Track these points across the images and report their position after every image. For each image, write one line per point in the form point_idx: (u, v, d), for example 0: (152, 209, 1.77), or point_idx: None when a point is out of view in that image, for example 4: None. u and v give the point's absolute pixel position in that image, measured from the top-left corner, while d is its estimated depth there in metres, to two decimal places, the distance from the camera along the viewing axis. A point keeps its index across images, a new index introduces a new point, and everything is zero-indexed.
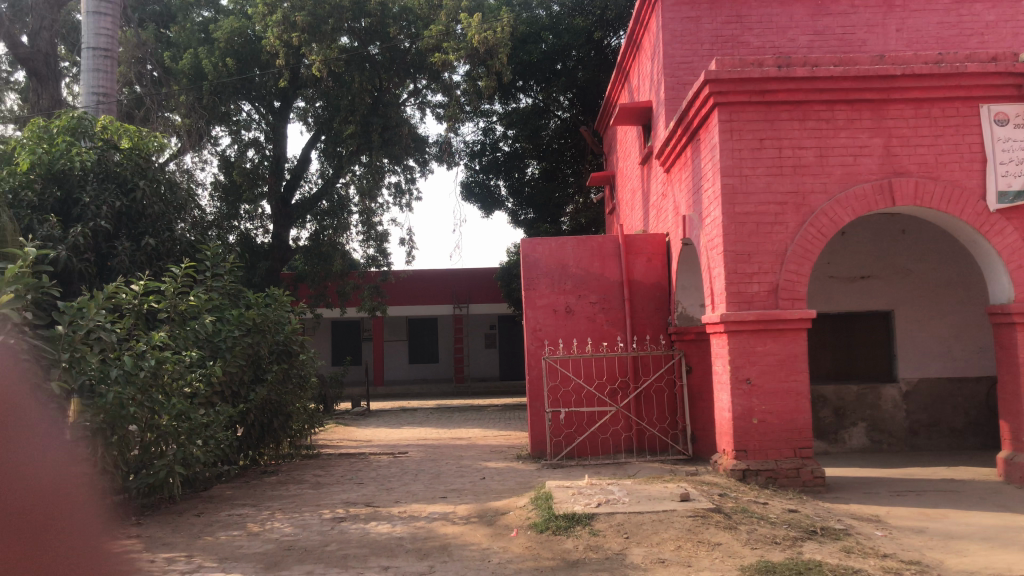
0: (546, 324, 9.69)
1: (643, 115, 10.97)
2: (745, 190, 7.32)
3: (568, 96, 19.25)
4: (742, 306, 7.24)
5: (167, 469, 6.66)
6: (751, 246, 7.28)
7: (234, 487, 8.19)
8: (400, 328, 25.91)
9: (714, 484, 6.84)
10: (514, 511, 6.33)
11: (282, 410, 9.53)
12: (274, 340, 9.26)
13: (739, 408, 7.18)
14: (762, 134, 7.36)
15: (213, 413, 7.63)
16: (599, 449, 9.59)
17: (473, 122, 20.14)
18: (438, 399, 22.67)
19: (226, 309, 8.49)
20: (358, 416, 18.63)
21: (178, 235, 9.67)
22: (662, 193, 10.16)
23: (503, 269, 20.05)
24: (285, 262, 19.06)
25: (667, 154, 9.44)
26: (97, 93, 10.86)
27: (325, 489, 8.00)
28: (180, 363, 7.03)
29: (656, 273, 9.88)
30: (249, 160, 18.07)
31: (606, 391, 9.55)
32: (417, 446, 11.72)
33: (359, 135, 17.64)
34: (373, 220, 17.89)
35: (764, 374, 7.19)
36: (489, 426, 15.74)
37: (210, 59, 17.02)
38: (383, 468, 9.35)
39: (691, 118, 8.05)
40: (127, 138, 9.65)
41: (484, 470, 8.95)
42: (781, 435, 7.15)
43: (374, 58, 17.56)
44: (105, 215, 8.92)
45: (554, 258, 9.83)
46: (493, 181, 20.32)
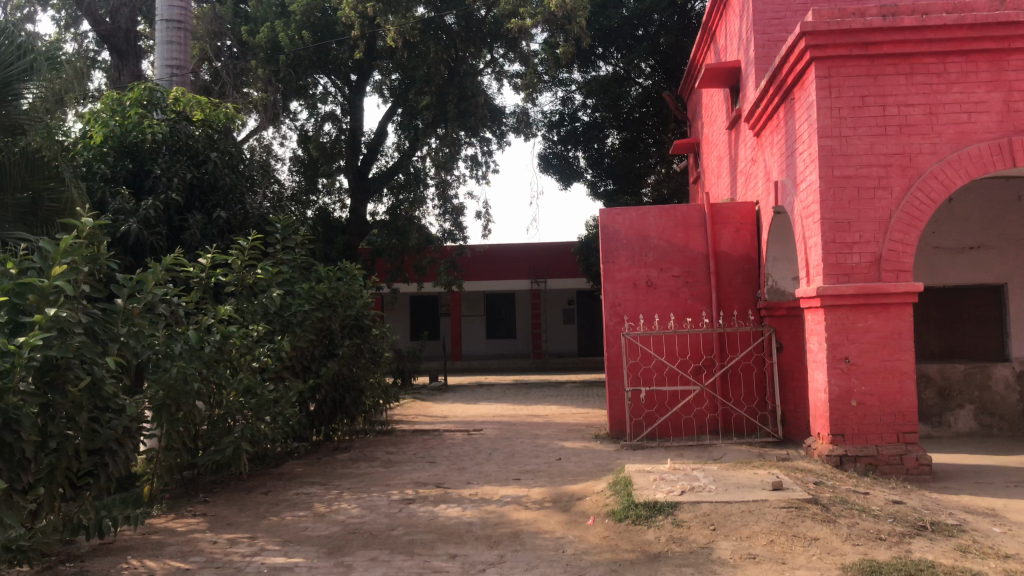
0: (625, 299, 9.25)
1: (730, 77, 10.34)
2: (845, 152, 6.70)
3: (650, 63, 18.57)
4: (840, 279, 6.66)
5: (234, 446, 6.59)
6: (851, 213, 6.68)
7: (305, 464, 8.05)
8: (478, 303, 25.71)
9: (809, 471, 6.29)
10: (591, 497, 5.95)
11: (355, 385, 9.36)
12: (347, 314, 9.06)
13: (836, 388, 6.62)
14: (864, 91, 6.72)
15: (282, 389, 7.51)
16: (682, 430, 9.11)
17: (551, 91, 19.71)
18: (516, 375, 22.42)
19: (297, 282, 8.32)
20: (435, 391, 18.51)
21: (251, 208, 9.54)
22: (751, 159, 9.54)
23: (581, 243, 19.56)
24: (363, 237, 19.02)
25: (757, 117, 8.83)
26: (171, 65, 10.83)
27: (396, 468, 7.76)
28: (247, 337, 6.92)
29: (745, 244, 9.27)
30: (327, 135, 18.04)
31: (690, 369, 9.08)
32: (493, 424, 11.45)
33: (434, 106, 17.34)
34: (449, 193, 17.61)
35: (864, 353, 6.61)
36: (567, 403, 15.36)
37: (286, 33, 17.05)
38: (456, 446, 9.09)
39: (784, 75, 7.45)
40: (198, 110, 9.57)
41: (560, 450, 8.59)
42: (883, 419, 6.56)
43: (450, 27, 17.31)
44: (177, 186, 8.83)
45: (635, 229, 9.34)
46: (572, 152, 19.75)
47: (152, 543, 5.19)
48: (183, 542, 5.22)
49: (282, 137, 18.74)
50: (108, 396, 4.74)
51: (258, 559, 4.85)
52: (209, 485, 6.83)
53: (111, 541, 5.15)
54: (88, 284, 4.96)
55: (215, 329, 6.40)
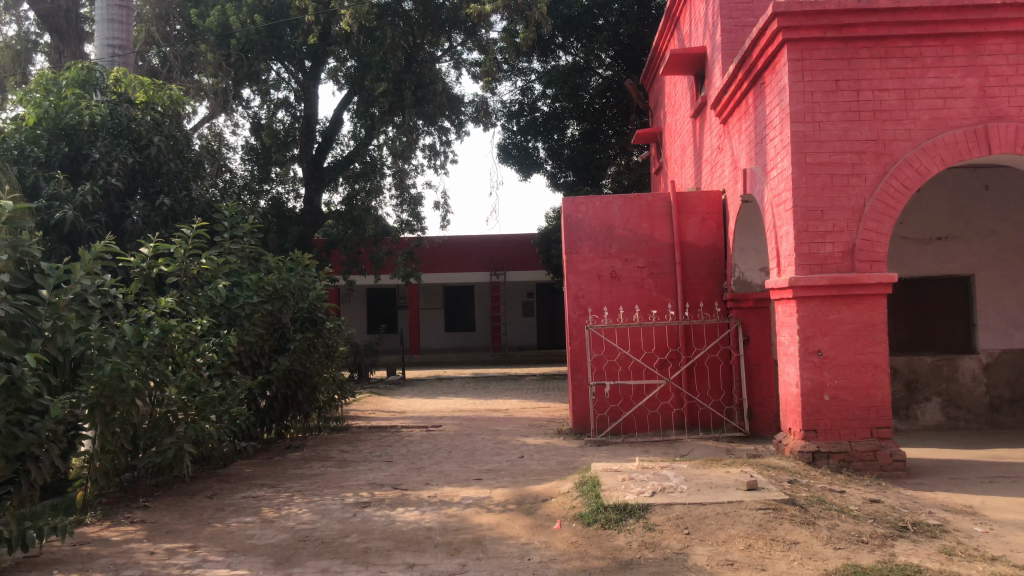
0: (589, 290, 8.97)
1: (695, 63, 10.12)
2: (818, 138, 6.48)
3: (610, 53, 18.43)
4: (813, 270, 6.44)
5: (176, 447, 6.17)
6: (824, 201, 6.46)
7: (254, 465, 7.64)
8: (436, 296, 25.30)
9: (782, 468, 6.06)
10: (557, 498, 5.65)
11: (307, 381, 8.95)
12: (298, 307, 8.64)
13: (808, 382, 6.41)
14: (837, 75, 6.50)
15: (229, 385, 7.11)
16: (648, 425, 8.86)
17: (510, 81, 19.37)
18: (475, 368, 22.11)
19: (245, 273, 7.90)
20: (392, 385, 18.13)
21: (197, 195, 9.08)
22: (717, 146, 9.32)
23: (541, 235, 19.29)
24: (318, 227, 18.53)
25: (724, 103, 8.60)
26: (112, 45, 10.28)
27: (350, 467, 7.39)
28: (190, 331, 6.49)
29: (711, 235, 9.03)
30: (280, 122, 17.51)
31: (655, 363, 8.84)
32: (452, 419, 11.11)
33: (391, 93, 16.91)
34: (407, 182, 17.18)
35: (837, 345, 6.40)
36: (527, 396, 15.06)
37: (237, 16, 16.35)
38: (414, 444, 8.73)
39: (754, 59, 7.21)
40: (141, 92, 9.11)
41: (523, 447, 8.28)
42: (856, 413, 6.36)
43: (407, 14, 16.95)
44: (117, 171, 8.34)
45: (600, 218, 9.05)
46: (532, 142, 19.27)
47: (81, 555, 4.77)
48: (117, 553, 4.81)
49: (234, 125, 18.17)
50: (28, 396, 4.32)
51: (198, 571, 4.46)
52: (148, 489, 6.40)
53: (36, 554, 4.72)
54: (9, 273, 4.53)
55: (156, 322, 5.97)
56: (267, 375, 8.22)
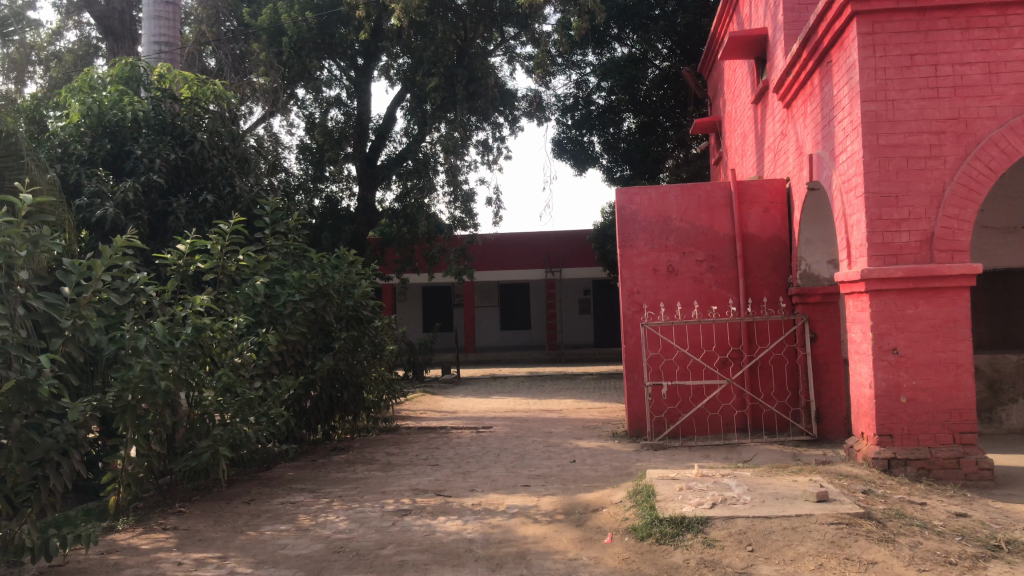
0: (644, 285, 8.54)
1: (756, 46, 9.61)
2: (892, 118, 5.96)
3: (667, 44, 17.97)
4: (887, 261, 5.92)
5: (212, 450, 5.96)
6: (899, 187, 5.94)
7: (298, 468, 7.41)
8: (492, 294, 25.04)
9: (855, 477, 5.56)
10: (609, 508, 5.27)
11: (353, 381, 8.72)
12: (343, 305, 8.38)
13: (883, 383, 5.91)
14: (912, 48, 5.96)
15: (270, 386, 6.89)
16: (708, 428, 8.42)
17: (564, 75, 18.94)
18: (530, 367, 21.78)
19: (287, 271, 7.69)
20: (447, 384, 17.92)
21: (241, 190, 8.92)
22: (780, 132, 8.81)
23: (597, 230, 18.86)
24: (372, 226, 18.41)
25: (787, 85, 8.10)
26: (159, 42, 10.20)
27: (394, 472, 7.10)
28: (228, 330, 6.28)
29: (774, 225, 8.51)
30: (333, 121, 17.38)
31: (716, 362, 8.39)
32: (503, 420, 10.79)
33: (442, 88, 16.64)
34: (459, 178, 16.89)
35: (915, 343, 5.88)
36: (583, 396, 14.65)
37: (289, 14, 16.36)
38: (462, 446, 8.42)
39: (820, 36, 6.72)
40: (185, 87, 9.04)
41: (575, 451, 7.89)
42: (936, 417, 5.84)
43: (459, 8, 16.73)
44: (159, 168, 8.22)
45: (655, 209, 8.61)
46: (587, 137, 18.85)
47: (107, 564, 4.55)
48: (143, 563, 4.57)
49: (290, 125, 18.17)
50: (45, 399, 4.12)
51: None
52: (185, 493, 6.20)
53: (60, 563, 4.50)
54: (29, 270, 4.32)
55: (189, 320, 5.77)
56: (311, 375, 8.00)
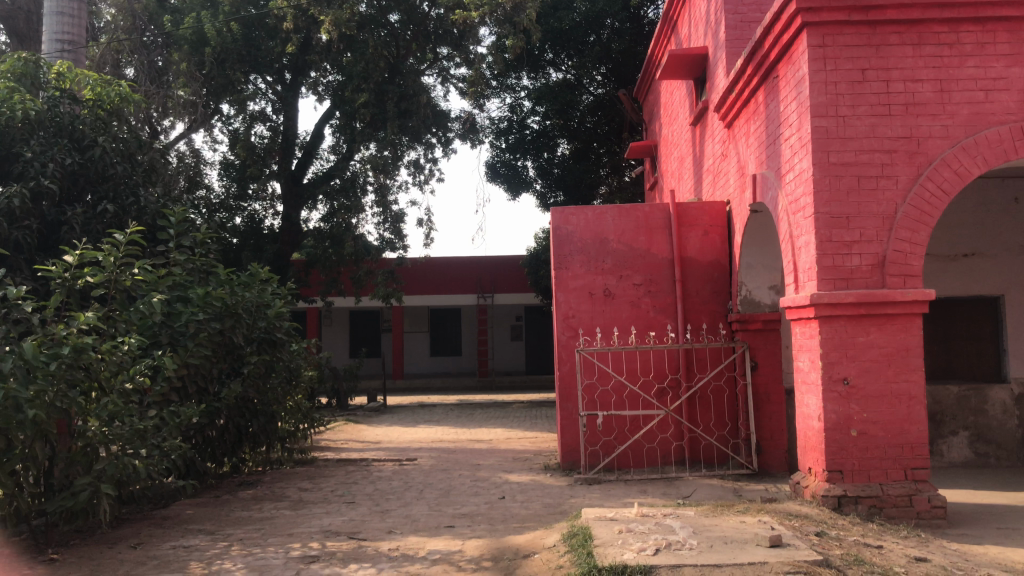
0: (580, 310, 8.10)
1: (695, 66, 9.37)
2: (843, 134, 5.66)
3: (602, 71, 17.81)
4: (838, 285, 5.59)
5: (92, 488, 5.17)
6: (850, 206, 5.63)
7: (197, 506, 6.68)
8: (422, 319, 24.42)
9: (806, 518, 5.16)
10: (542, 554, 4.76)
11: (265, 410, 8.03)
12: (255, 326, 7.71)
13: (833, 416, 5.54)
14: (864, 63, 5.69)
15: (166, 415, 6.19)
16: (644, 461, 7.97)
17: (499, 98, 18.58)
18: (460, 394, 21.17)
19: (191, 288, 7.01)
20: (373, 411, 17.21)
21: (146, 201, 8.22)
22: (719, 153, 8.54)
23: (530, 256, 18.47)
24: (296, 246, 17.70)
25: (729, 104, 7.82)
26: (60, 40, 9.42)
27: (305, 511, 6.45)
28: (119, 351, 5.58)
29: (714, 249, 8.19)
30: (258, 136, 16.61)
31: (653, 392, 7.97)
32: (430, 451, 10.18)
33: (372, 105, 16.11)
34: (388, 198, 16.29)
35: (866, 373, 5.54)
36: (514, 425, 14.13)
37: (213, 24, 15.60)
38: (383, 481, 7.81)
39: (766, 50, 6.45)
40: (88, 89, 8.35)
41: (504, 486, 7.35)
42: (887, 452, 5.49)
43: (392, 25, 16.34)
44: (52, 173, 7.48)
45: (591, 229, 8.21)
46: (520, 161, 18.43)
47: None
48: None
49: (213, 140, 17.37)
50: None
51: None
52: (61, 536, 5.42)
53: None
54: None
55: (67, 339, 5.06)
56: (215, 403, 7.29)
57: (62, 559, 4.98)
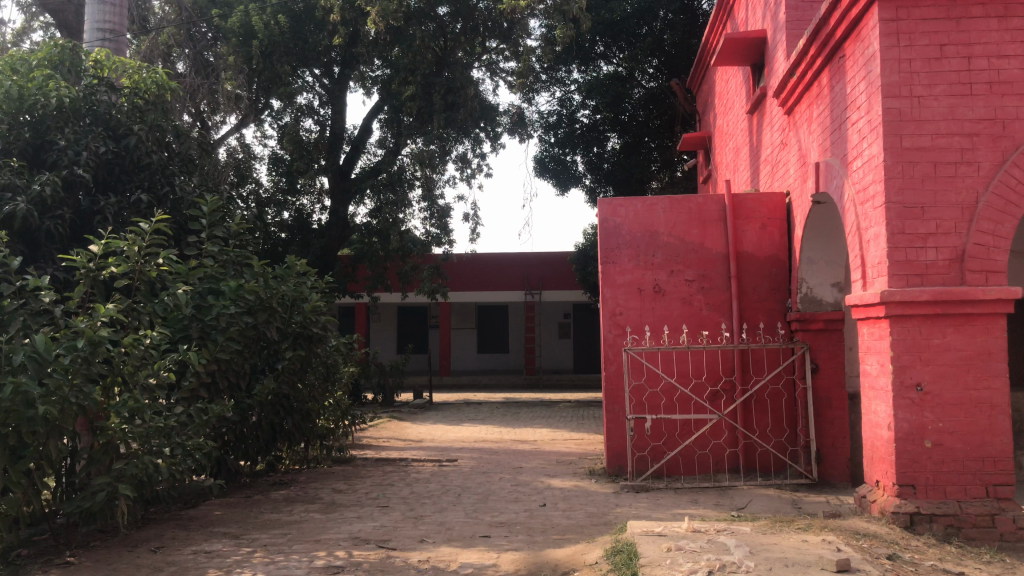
0: (628, 307, 7.68)
1: (753, 51, 8.88)
2: (918, 116, 5.14)
3: (654, 63, 17.28)
4: (911, 282, 5.09)
5: (108, 490, 4.96)
6: (926, 196, 5.12)
7: (226, 507, 6.43)
8: (469, 316, 24.18)
9: (875, 538, 4.68)
10: (582, 571, 4.38)
11: (301, 407, 7.77)
12: (290, 320, 7.43)
13: (905, 425, 5.05)
14: (942, 38, 5.17)
15: (192, 411, 5.92)
16: (696, 468, 7.51)
17: (549, 92, 18.18)
18: (507, 392, 20.86)
19: (224, 279, 6.76)
20: (417, 408, 16.96)
21: (182, 192, 8.03)
22: (779, 142, 8.04)
23: (578, 252, 18.06)
24: (343, 241, 17.56)
25: (790, 88, 7.32)
26: (102, 29, 9.30)
27: (336, 515, 6.15)
28: (140, 344, 5.33)
29: (771, 243, 7.69)
30: (307, 132, 16.47)
31: (706, 395, 7.52)
32: (471, 452, 9.85)
33: (419, 98, 15.88)
34: (435, 192, 15.99)
35: (942, 379, 5.03)
36: (560, 425, 13.74)
37: (261, 16, 15.47)
38: (420, 483, 7.49)
39: (832, 28, 5.97)
40: (127, 76, 8.20)
41: (546, 492, 6.97)
42: (966, 466, 4.98)
43: (441, 17, 16.06)
44: (86, 162, 7.31)
45: (641, 222, 7.78)
46: (569, 156, 17.99)
47: None
48: None
49: (263, 135, 17.29)
50: None
51: None
52: (81, 537, 5.25)
53: None
54: None
55: (82, 332, 4.82)
56: (247, 400, 7.04)
57: (75, 565, 4.73)
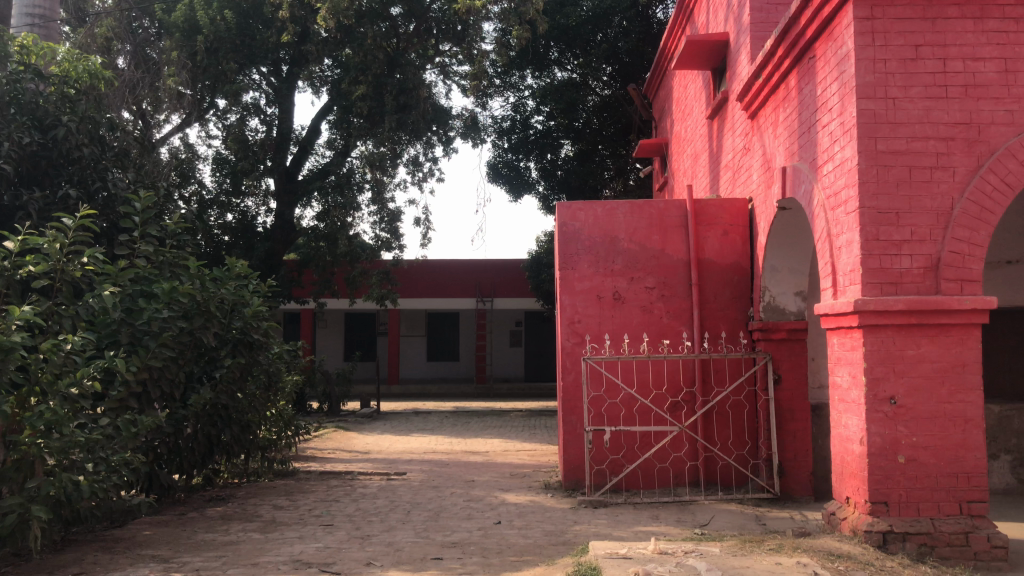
0: (587, 314, 7.41)
1: (715, 54, 8.70)
2: (893, 119, 4.96)
3: (609, 69, 17.08)
4: (885, 291, 4.89)
5: (21, 510, 4.51)
6: (901, 201, 4.93)
7: (155, 527, 5.95)
8: (419, 323, 23.74)
9: (850, 559, 4.44)
10: None
11: (240, 418, 7.32)
12: (228, 325, 6.98)
13: (878, 439, 4.84)
14: (917, 38, 5.00)
15: (117, 423, 5.44)
16: (656, 481, 7.25)
17: (502, 97, 17.88)
18: (457, 401, 20.46)
19: (156, 282, 6.30)
20: (365, 417, 16.47)
21: (116, 189, 7.54)
22: (741, 147, 7.85)
23: (531, 259, 17.78)
24: (289, 245, 17.02)
25: (754, 91, 7.13)
26: (31, 15, 8.77)
27: (276, 535, 5.72)
28: (61, 348, 4.86)
29: (734, 250, 7.49)
30: (254, 133, 15.89)
31: (667, 406, 7.27)
32: (420, 464, 9.45)
33: (370, 98, 15.40)
34: (385, 195, 15.57)
35: (916, 392, 4.83)
36: (512, 436, 13.40)
37: (206, 11, 14.86)
38: (367, 499, 7.09)
39: (803, 27, 5.78)
40: (56, 64, 7.67)
41: (500, 508, 6.63)
42: (940, 482, 4.78)
43: (394, 16, 15.64)
44: (8, 153, 6.78)
45: (601, 227, 7.52)
46: (523, 162, 17.76)
47: None
48: None
49: (207, 135, 16.67)
50: None
51: None
52: None
53: None
54: None
55: None
56: (181, 410, 6.58)
57: None
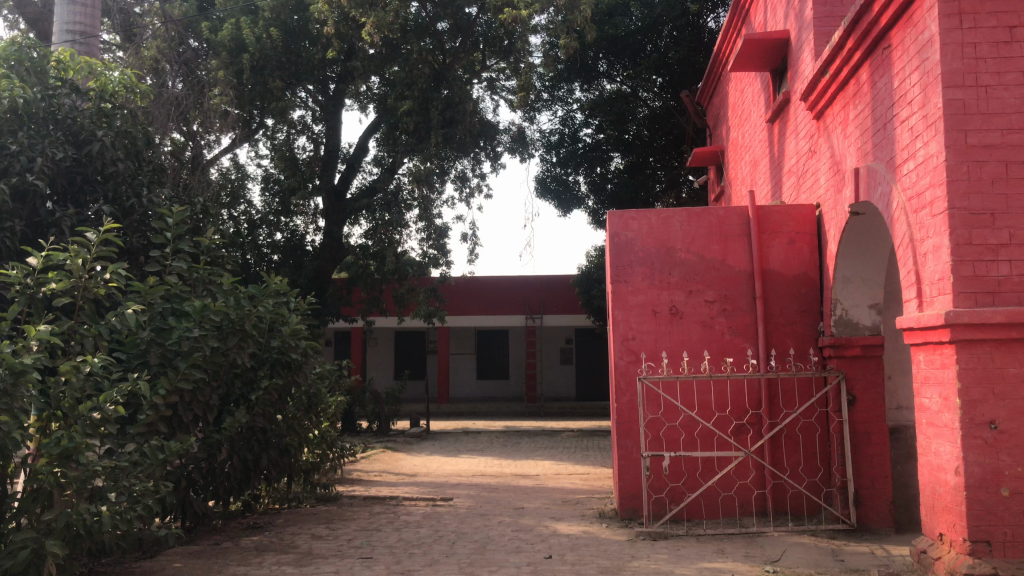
0: (642, 331, 6.94)
1: (776, 54, 8.20)
2: (986, 109, 4.43)
3: (659, 80, 16.57)
4: (981, 302, 4.34)
5: (31, 547, 4.23)
6: (996, 201, 4.39)
7: (185, 560, 5.61)
8: (468, 340, 23.42)
9: None
10: None
11: (278, 441, 6.98)
12: (264, 345, 6.66)
13: (976, 470, 4.28)
14: (1012, 19, 4.46)
15: (141, 450, 5.13)
16: (720, 511, 6.73)
17: (550, 110, 17.48)
18: (507, 420, 20.03)
19: (186, 300, 6.03)
20: (414, 437, 16.12)
21: (151, 204, 7.30)
22: (806, 150, 7.33)
23: (581, 275, 17.33)
24: (338, 262, 16.80)
25: (820, 88, 6.62)
26: (71, 31, 8.64)
27: (310, 569, 5.35)
28: (80, 371, 4.55)
29: (800, 260, 6.96)
30: (301, 152, 15.75)
31: (731, 430, 6.76)
32: (468, 489, 9.02)
33: (416, 113, 15.13)
34: (432, 212, 15.23)
35: (1020, 415, 4.27)
36: (563, 457, 12.91)
37: (253, 30, 14.76)
38: (410, 528, 6.70)
39: (877, 15, 5.28)
40: (92, 78, 7.48)
41: (551, 540, 6.16)
42: None
43: (440, 32, 15.31)
44: (41, 170, 6.58)
45: (656, 237, 7.05)
46: (572, 176, 17.36)
47: None
48: None
49: (256, 155, 16.60)
50: None
51: None
52: None
53: None
54: None
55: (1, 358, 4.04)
56: (215, 434, 6.28)
57: None
